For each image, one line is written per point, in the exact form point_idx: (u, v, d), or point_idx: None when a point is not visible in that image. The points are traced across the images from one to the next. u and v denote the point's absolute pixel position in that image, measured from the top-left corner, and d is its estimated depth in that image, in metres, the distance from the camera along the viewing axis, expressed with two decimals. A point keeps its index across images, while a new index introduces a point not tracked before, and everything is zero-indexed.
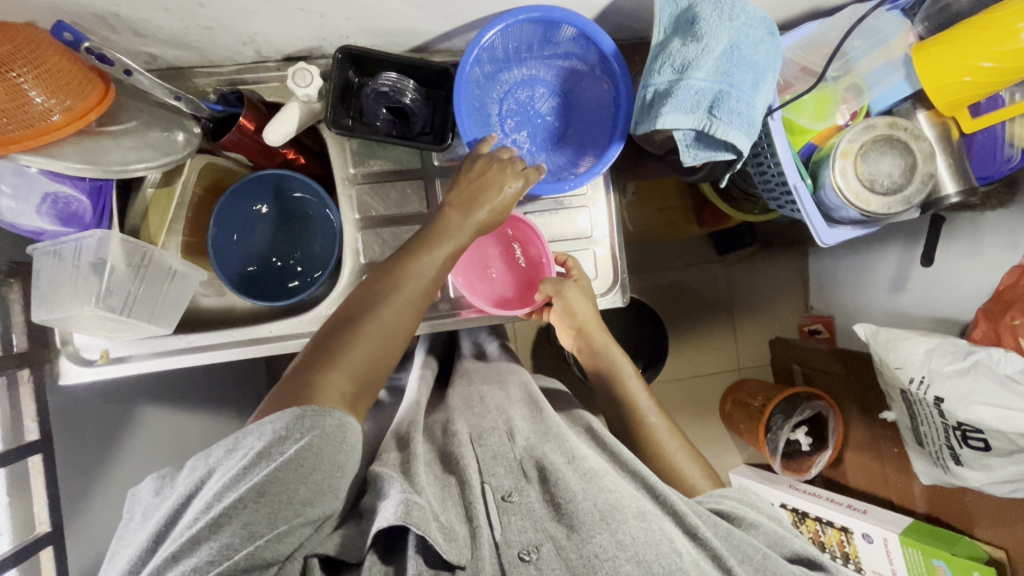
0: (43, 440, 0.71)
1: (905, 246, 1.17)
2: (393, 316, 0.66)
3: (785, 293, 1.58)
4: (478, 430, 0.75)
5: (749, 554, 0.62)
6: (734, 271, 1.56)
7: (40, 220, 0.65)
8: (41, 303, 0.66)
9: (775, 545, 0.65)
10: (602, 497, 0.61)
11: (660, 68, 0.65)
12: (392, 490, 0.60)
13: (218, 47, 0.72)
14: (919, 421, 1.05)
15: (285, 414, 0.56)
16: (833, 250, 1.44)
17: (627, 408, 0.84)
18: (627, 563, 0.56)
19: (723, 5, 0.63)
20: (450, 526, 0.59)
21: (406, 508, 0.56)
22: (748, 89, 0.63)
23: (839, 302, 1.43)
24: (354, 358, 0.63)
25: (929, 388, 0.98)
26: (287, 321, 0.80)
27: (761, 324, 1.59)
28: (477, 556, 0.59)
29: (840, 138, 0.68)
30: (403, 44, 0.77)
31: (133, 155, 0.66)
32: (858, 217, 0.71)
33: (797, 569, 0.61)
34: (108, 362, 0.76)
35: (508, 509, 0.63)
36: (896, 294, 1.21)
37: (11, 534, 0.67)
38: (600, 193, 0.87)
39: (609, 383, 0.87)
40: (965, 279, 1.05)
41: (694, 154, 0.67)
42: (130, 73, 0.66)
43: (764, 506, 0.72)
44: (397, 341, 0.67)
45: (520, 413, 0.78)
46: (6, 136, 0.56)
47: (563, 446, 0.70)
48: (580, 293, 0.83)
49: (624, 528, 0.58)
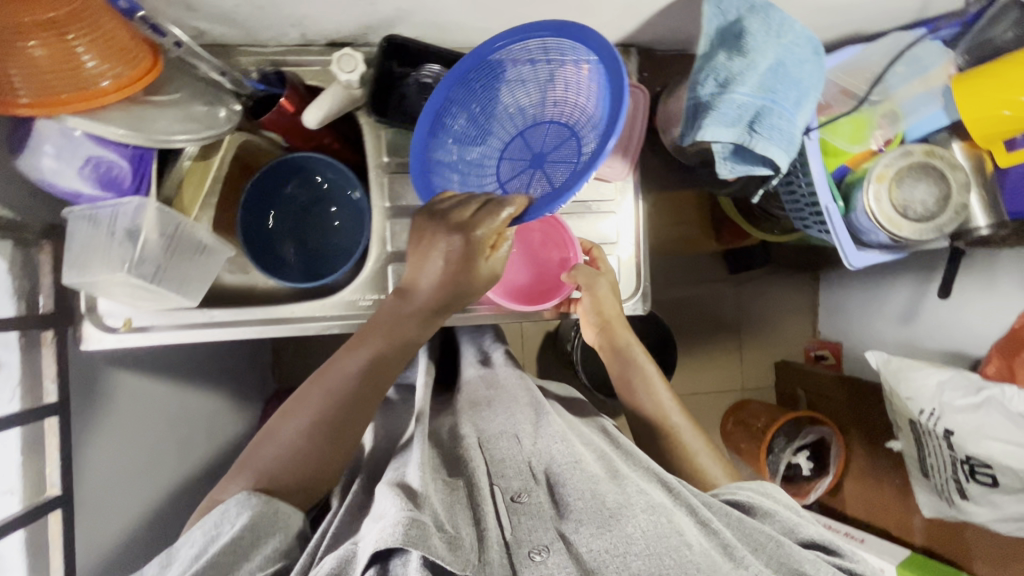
0: (60, 403, 0.71)
1: (920, 277, 1.18)
2: (327, 411, 0.66)
3: (793, 316, 1.58)
4: (489, 433, 0.77)
5: (759, 541, 0.62)
6: (745, 291, 1.56)
7: (81, 181, 0.64)
8: (72, 266, 0.66)
9: (790, 532, 0.65)
10: (609, 496, 0.61)
11: (704, 79, 0.65)
12: (389, 507, 0.57)
13: (265, 26, 0.72)
14: (926, 453, 1.05)
15: (214, 514, 0.59)
16: (845, 277, 1.44)
17: (649, 415, 0.83)
18: (638, 558, 0.55)
19: (771, 21, 0.64)
20: (453, 534, 0.57)
21: (405, 526, 0.53)
22: (790, 107, 0.64)
23: (848, 329, 1.44)
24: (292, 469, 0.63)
25: (939, 420, 0.99)
26: (310, 304, 0.80)
27: (768, 346, 1.59)
28: (484, 560, 0.57)
29: (875, 162, 0.69)
30: (447, 37, 0.77)
31: (177, 125, 0.66)
32: (887, 242, 0.72)
33: (812, 556, 0.61)
34: (130, 329, 0.76)
35: (516, 510, 0.63)
36: (907, 326, 1.21)
37: (21, 495, 0.68)
38: (628, 200, 0.87)
39: (633, 385, 0.85)
40: (980, 315, 1.05)
41: (730, 167, 0.67)
42: (181, 45, 0.65)
43: (780, 497, 0.71)
44: (343, 440, 0.66)
45: (527, 414, 0.78)
46: (57, 98, 0.58)
47: (570, 447, 0.70)
48: (609, 292, 0.83)
49: (631, 522, 0.58)
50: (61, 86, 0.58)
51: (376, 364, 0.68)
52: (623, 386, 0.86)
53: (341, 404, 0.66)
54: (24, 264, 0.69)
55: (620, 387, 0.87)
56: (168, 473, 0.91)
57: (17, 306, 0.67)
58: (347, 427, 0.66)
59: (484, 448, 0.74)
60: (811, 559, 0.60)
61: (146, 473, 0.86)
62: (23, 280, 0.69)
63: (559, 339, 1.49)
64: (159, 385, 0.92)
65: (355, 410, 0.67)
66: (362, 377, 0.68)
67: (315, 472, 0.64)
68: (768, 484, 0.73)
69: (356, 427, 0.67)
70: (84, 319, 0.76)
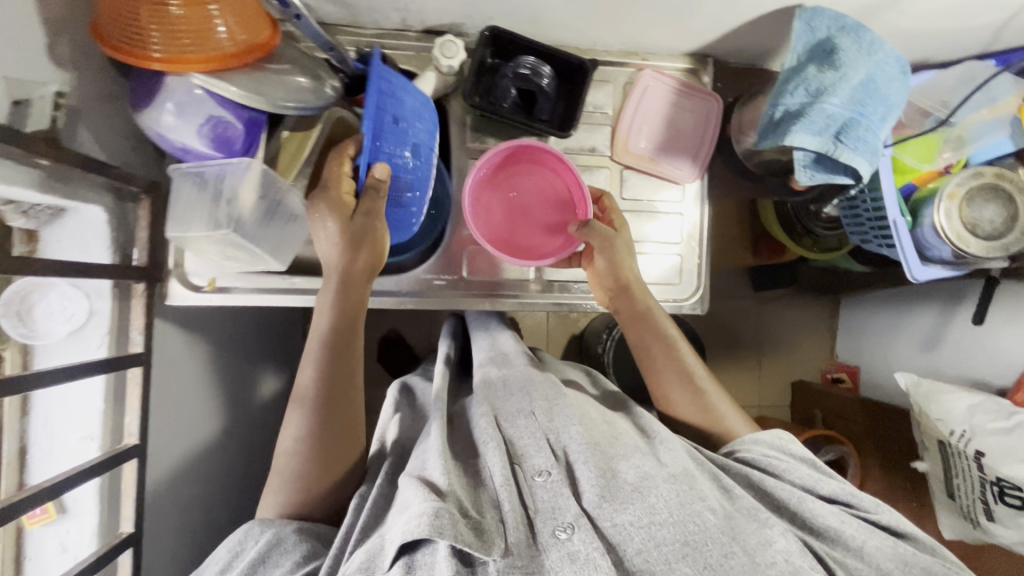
0: (145, 353, 0.73)
1: (947, 304, 1.21)
2: (313, 392, 0.69)
3: (812, 338, 1.62)
4: (506, 411, 0.72)
5: (784, 497, 0.64)
6: (768, 310, 1.60)
7: (198, 140, 0.67)
8: (175, 220, 0.70)
9: (812, 487, 0.66)
10: (629, 473, 0.62)
11: (793, 90, 0.69)
12: (413, 498, 0.57)
13: (370, 9, 0.75)
14: (953, 473, 1.05)
15: (237, 532, 0.62)
16: (868, 302, 1.48)
17: (679, 381, 0.77)
18: (662, 527, 0.56)
19: (862, 40, 0.67)
20: (475, 519, 0.57)
21: (432, 517, 0.53)
22: (876, 120, 0.67)
23: (867, 354, 1.48)
24: (313, 470, 0.66)
25: (970, 442, 1.01)
26: (386, 278, 0.82)
27: (788, 365, 1.62)
28: (512, 543, 0.56)
29: (946, 181, 0.72)
30: (539, 34, 0.81)
31: (292, 95, 0.68)
32: (950, 258, 0.75)
33: (835, 509, 0.62)
34: (214, 290, 0.78)
35: (534, 487, 0.62)
36: (930, 352, 1.24)
37: (101, 441, 0.70)
38: (695, 204, 0.90)
39: (658, 353, 0.78)
40: (1005, 345, 1.08)
41: (810, 174, 0.70)
42: (300, 17, 0.65)
43: (798, 448, 0.72)
44: (337, 418, 0.69)
45: (543, 390, 0.74)
46: (184, 56, 0.60)
47: (587, 430, 0.67)
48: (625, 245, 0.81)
49: (653, 493, 0.59)
50: (188, 47, 0.60)
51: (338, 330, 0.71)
52: (645, 354, 0.80)
53: (324, 383, 0.70)
54: (122, 217, 0.71)
55: (643, 355, 0.80)
56: (212, 439, 0.93)
57: (115, 257, 0.70)
58: (336, 402, 0.70)
59: (502, 429, 0.70)
60: (834, 514, 0.62)
61: (195, 436, 0.88)
62: (120, 233, 0.71)
63: (584, 341, 1.52)
64: (213, 352, 0.94)
65: (337, 382, 0.70)
66: (337, 347, 0.71)
67: (334, 459, 0.68)
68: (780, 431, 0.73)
69: (348, 399, 0.71)
70: (172, 276, 0.78)
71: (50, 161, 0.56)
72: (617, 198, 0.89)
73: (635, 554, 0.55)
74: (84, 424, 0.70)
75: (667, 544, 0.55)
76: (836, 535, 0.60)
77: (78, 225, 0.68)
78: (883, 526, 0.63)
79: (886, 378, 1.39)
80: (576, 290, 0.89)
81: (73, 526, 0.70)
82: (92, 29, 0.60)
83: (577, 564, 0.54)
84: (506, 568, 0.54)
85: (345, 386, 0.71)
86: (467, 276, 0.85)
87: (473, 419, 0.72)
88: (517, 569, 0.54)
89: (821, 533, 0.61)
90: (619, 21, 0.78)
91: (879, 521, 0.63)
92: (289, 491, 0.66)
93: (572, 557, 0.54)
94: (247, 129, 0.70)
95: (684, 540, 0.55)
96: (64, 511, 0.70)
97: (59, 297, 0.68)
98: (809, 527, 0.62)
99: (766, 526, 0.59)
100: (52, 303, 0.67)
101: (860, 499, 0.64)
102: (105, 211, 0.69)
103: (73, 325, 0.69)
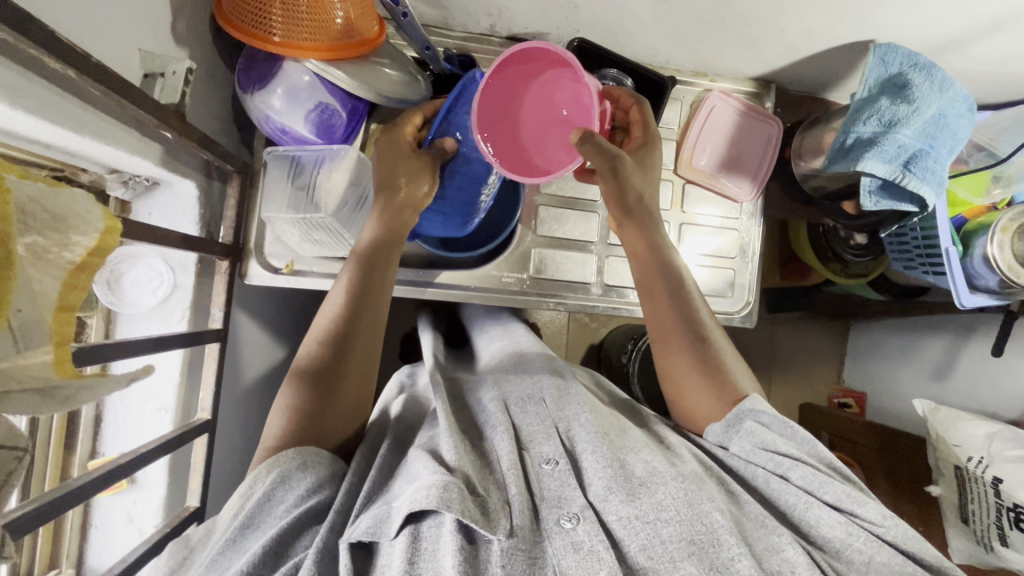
0: (223, 329, 0.72)
1: (958, 334, 1.18)
2: (334, 322, 0.64)
3: (819, 364, 1.56)
4: (515, 396, 0.69)
5: (788, 504, 0.55)
6: (778, 331, 1.54)
7: (304, 125, 0.71)
8: (271, 203, 0.74)
9: (816, 489, 0.55)
10: (637, 466, 0.56)
11: (867, 119, 0.73)
12: (421, 469, 0.52)
13: (463, 13, 0.78)
14: (967, 499, 0.98)
15: (244, 480, 0.55)
16: (876, 325, 1.44)
17: (683, 328, 0.69)
18: (668, 526, 0.50)
19: (934, 78, 0.71)
20: (482, 496, 0.52)
21: (440, 488, 0.49)
22: (943, 154, 0.72)
23: (874, 379, 1.43)
24: (327, 398, 0.62)
25: (987, 468, 0.95)
26: (457, 273, 0.85)
27: (796, 386, 1.55)
28: (514, 526, 0.51)
29: (1000, 215, 0.77)
30: (618, 48, 0.85)
31: (397, 89, 0.71)
32: (996, 287, 0.80)
33: (842, 518, 0.53)
34: (292, 272, 0.79)
35: (542, 474, 0.57)
36: (938, 382, 1.21)
37: (174, 414, 0.70)
38: (753, 223, 0.95)
39: (672, 295, 0.70)
40: (1012, 380, 1.05)
41: (875, 201, 0.74)
42: (407, 15, 0.67)
43: (801, 433, 0.60)
44: (358, 359, 0.64)
45: (552, 378, 0.72)
46: (302, 43, 0.62)
47: (597, 419, 0.63)
48: (637, 167, 0.72)
49: (661, 489, 0.53)
50: (302, 34, 0.62)
51: (373, 253, 0.68)
52: (650, 289, 0.72)
53: (345, 314, 0.65)
54: (209, 194, 0.72)
55: (647, 290, 0.73)
56: (252, 425, 0.91)
57: (202, 231, 0.71)
58: (357, 341, 0.65)
59: (510, 413, 0.66)
60: (839, 524, 0.52)
61: (236, 421, 0.86)
62: (207, 209, 0.72)
63: (604, 351, 1.42)
64: (264, 337, 0.93)
65: (364, 319, 0.65)
66: (366, 277, 0.67)
67: (348, 399, 0.64)
68: (749, 399, 0.62)
69: (373, 335, 0.67)
70: (252, 257, 0.79)
71: (176, 134, 0.57)
72: (679, 212, 0.93)
73: (638, 551, 0.49)
74: (159, 396, 0.70)
75: (673, 542, 0.49)
76: (839, 547, 0.52)
77: (169, 199, 0.68)
78: (894, 545, 0.52)
79: (890, 408, 1.35)
80: (631, 296, 0.90)
81: (140, 497, 0.70)
82: (217, 13, 0.62)
83: (580, 554, 0.48)
84: (511, 549, 0.49)
85: (371, 329, 0.66)
86: (533, 275, 0.87)
87: (481, 403, 0.70)
88: (522, 552, 0.49)
89: (821, 545, 0.53)
90: (697, 43, 0.82)
91: (886, 535, 0.52)
92: (293, 416, 0.60)
93: (575, 547, 0.49)
94: (350, 118, 0.74)
95: (691, 539, 0.49)
96: (134, 482, 0.70)
97: (146, 268, 0.69)
98: (807, 538, 0.54)
99: (774, 533, 0.52)
100: (140, 272, 0.68)
101: (866, 509, 0.53)
102: (196, 187, 0.69)
103: (159, 298, 0.69)
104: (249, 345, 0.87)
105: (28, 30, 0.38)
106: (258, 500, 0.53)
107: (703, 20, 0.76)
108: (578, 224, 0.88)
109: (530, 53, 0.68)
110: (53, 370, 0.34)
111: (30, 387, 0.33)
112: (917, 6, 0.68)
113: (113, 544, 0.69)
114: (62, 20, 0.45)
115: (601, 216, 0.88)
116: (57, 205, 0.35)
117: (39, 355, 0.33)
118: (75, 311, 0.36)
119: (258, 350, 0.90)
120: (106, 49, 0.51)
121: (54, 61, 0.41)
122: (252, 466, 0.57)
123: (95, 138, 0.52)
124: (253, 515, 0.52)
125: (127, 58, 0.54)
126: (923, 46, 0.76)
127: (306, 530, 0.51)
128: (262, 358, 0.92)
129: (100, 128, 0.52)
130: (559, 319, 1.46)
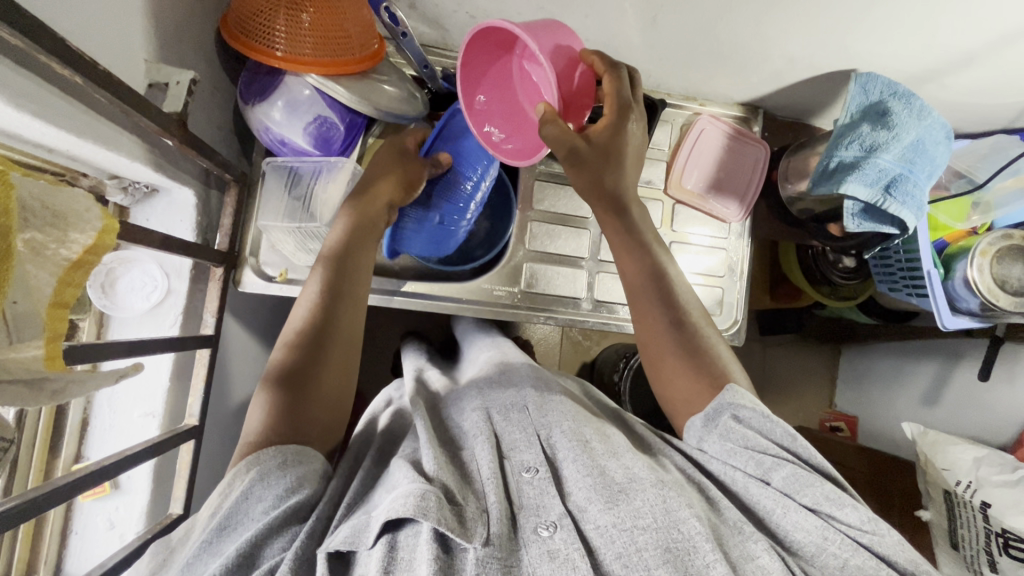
0: (214, 335, 0.72)
1: (947, 357, 1.19)
2: (309, 319, 0.64)
3: (812, 387, 1.55)
4: (497, 405, 0.69)
5: (765, 510, 0.55)
6: (771, 353, 1.54)
7: (304, 137, 0.73)
8: (267, 212, 0.77)
9: (793, 492, 0.55)
10: (618, 472, 0.56)
11: (848, 145, 0.76)
12: (400, 477, 0.53)
13: (462, 34, 0.81)
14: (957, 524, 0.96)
15: (215, 493, 0.52)
16: (868, 349, 1.44)
17: (674, 333, 0.69)
18: (644, 535, 0.49)
19: (913, 105, 0.74)
20: (459, 505, 0.52)
21: (416, 496, 0.48)
22: (922, 178, 0.74)
23: (866, 403, 1.42)
24: (306, 395, 0.60)
25: (975, 492, 0.94)
26: (446, 284, 0.86)
27: (789, 409, 1.54)
28: (492, 534, 0.50)
29: (979, 239, 0.79)
30: None
31: (396, 105, 0.73)
32: (977, 310, 0.81)
33: (818, 522, 0.52)
34: (286, 280, 0.79)
35: (522, 481, 0.57)
36: (928, 407, 1.20)
37: (161, 420, 0.70)
38: (742, 242, 0.97)
39: (660, 290, 0.71)
40: (999, 406, 1.06)
41: (857, 222, 0.76)
42: (406, 35, 0.69)
43: (779, 428, 0.59)
44: (340, 349, 0.64)
45: (536, 389, 0.71)
46: (302, 57, 0.65)
47: (579, 426, 0.62)
48: (599, 154, 0.70)
49: (640, 496, 0.52)
50: (305, 50, 0.65)
51: (359, 228, 0.70)
52: (635, 294, 0.72)
53: (323, 306, 0.65)
54: (207, 202, 0.73)
55: (630, 286, 0.72)
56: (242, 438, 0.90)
57: (198, 238, 0.71)
58: (338, 328, 0.65)
59: (493, 422, 0.66)
60: (816, 528, 0.52)
61: (223, 432, 0.85)
62: (204, 217, 0.72)
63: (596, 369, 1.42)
64: (254, 345, 0.92)
65: (342, 310, 0.66)
66: (349, 245, 0.69)
67: (327, 397, 0.62)
68: (728, 391, 0.61)
69: (354, 324, 0.67)
70: (247, 265, 0.79)
71: (178, 141, 0.58)
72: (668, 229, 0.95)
73: (614, 559, 0.48)
74: (147, 401, 0.70)
75: (648, 549, 0.48)
76: (813, 553, 0.51)
77: (167, 206, 0.69)
78: (869, 548, 0.51)
79: (881, 432, 1.33)
80: (622, 313, 0.91)
81: (122, 502, 0.69)
82: (222, 29, 0.65)
83: (555, 562, 0.48)
84: (486, 558, 0.48)
85: (351, 329, 0.67)
86: (524, 289, 0.88)
87: (465, 414, 0.70)
88: (496, 561, 0.48)
89: (796, 552, 0.52)
90: (689, 68, 0.85)
91: (867, 541, 0.51)
92: (274, 409, 0.58)
93: (551, 556, 0.49)
94: (348, 133, 0.77)
95: (666, 547, 0.48)
96: (117, 487, 0.69)
97: (141, 273, 0.70)
98: (783, 543, 0.54)
99: (750, 539, 0.51)
100: (134, 278, 0.69)
101: (844, 512, 0.53)
102: (194, 195, 0.70)
103: (152, 302, 0.70)
104: (237, 353, 0.86)
105: (39, 38, 0.40)
106: (234, 499, 0.51)
107: (692, 45, 0.79)
108: (569, 239, 0.90)
109: (483, 45, 0.69)
110: (43, 364, 0.35)
111: (20, 380, 0.34)
112: (892, 39, 0.72)
113: (92, 549, 0.68)
114: (72, 29, 0.47)
115: (592, 233, 0.90)
116: (58, 203, 0.36)
117: (32, 349, 0.34)
118: (69, 308, 0.37)
119: (247, 357, 0.90)
120: (113, 57, 0.53)
121: (62, 66, 0.43)
122: (236, 457, 0.55)
123: (97, 142, 0.53)
124: (230, 515, 0.50)
125: (133, 67, 0.56)
126: (903, 77, 0.80)
127: (285, 530, 0.50)
128: (251, 365, 0.91)
129: (103, 132, 0.54)
130: (552, 337, 1.46)
